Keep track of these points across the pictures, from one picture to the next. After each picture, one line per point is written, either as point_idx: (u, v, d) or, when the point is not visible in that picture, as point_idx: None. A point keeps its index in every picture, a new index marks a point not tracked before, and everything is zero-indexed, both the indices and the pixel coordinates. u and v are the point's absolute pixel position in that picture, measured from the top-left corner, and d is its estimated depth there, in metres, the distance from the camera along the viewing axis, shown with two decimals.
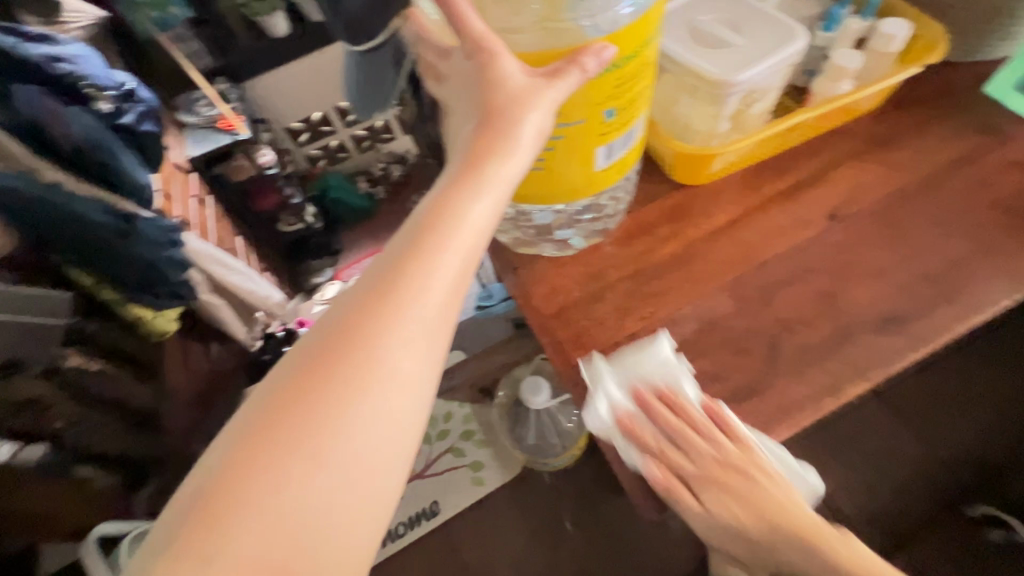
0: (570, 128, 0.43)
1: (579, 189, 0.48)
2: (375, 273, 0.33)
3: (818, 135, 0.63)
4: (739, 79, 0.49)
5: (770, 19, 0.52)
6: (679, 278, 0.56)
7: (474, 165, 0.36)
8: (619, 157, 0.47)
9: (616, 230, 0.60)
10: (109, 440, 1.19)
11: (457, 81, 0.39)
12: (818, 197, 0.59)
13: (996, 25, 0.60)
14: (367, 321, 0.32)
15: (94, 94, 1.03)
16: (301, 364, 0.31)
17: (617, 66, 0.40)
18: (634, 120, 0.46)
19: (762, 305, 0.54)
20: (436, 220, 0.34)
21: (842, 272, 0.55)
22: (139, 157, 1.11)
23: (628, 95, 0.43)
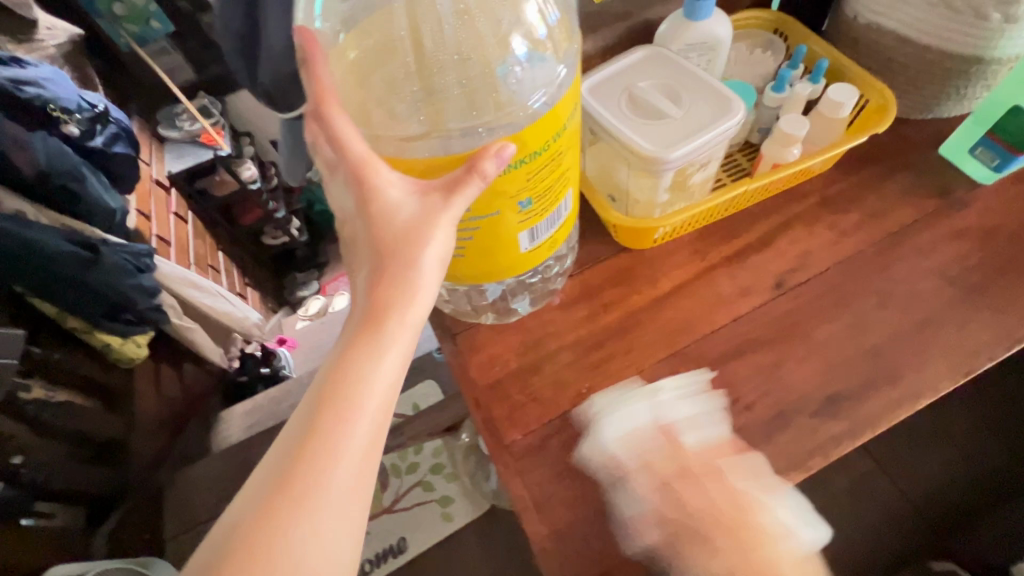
0: (486, 219, 0.40)
1: (502, 270, 0.45)
2: (289, 444, 0.34)
3: (769, 197, 0.61)
4: (671, 156, 0.47)
5: (708, 90, 0.50)
6: (619, 348, 0.55)
7: (372, 316, 0.36)
8: (546, 236, 0.45)
9: (557, 296, 0.58)
10: (66, 474, 1.27)
11: (350, 219, 0.38)
12: (765, 264, 0.57)
13: (947, 86, 0.58)
14: (287, 497, 0.33)
15: (63, 119, 1.08)
16: (225, 558, 0.32)
17: (524, 161, 0.38)
18: (557, 202, 0.44)
19: (701, 382, 0.52)
20: (340, 379, 0.35)
21: (785, 347, 0.53)
22: (103, 178, 1.17)
23: (545, 183, 0.41)
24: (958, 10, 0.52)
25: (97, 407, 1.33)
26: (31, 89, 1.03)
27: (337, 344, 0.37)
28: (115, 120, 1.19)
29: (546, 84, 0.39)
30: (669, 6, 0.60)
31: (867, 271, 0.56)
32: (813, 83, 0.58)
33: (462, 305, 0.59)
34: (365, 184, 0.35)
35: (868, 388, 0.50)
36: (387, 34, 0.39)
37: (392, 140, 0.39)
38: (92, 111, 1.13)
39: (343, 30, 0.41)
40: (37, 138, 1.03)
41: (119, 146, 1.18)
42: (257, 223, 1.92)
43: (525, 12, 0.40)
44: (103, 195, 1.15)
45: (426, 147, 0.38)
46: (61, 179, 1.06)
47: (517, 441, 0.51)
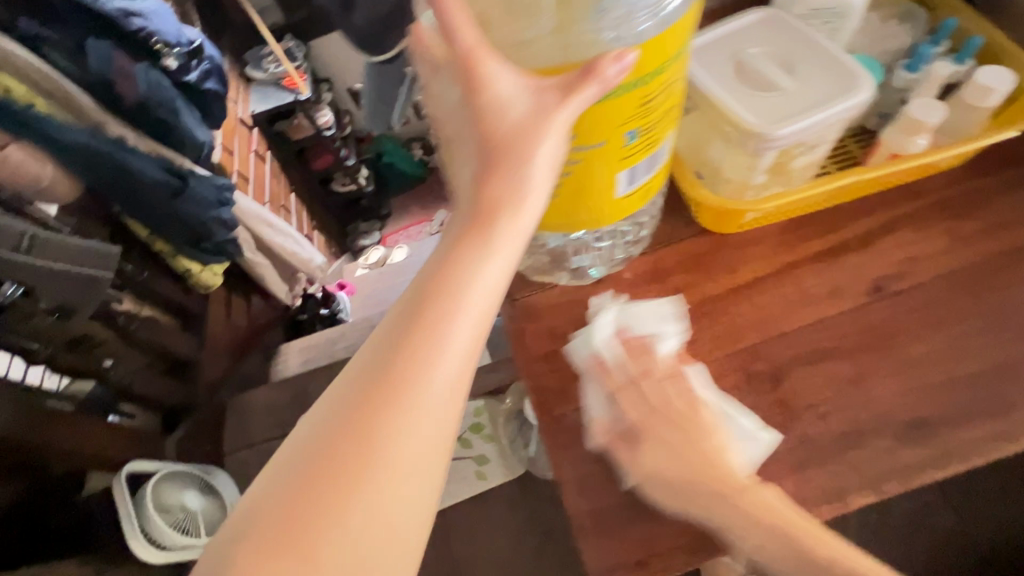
0: (588, 151, 0.38)
1: (591, 218, 0.43)
2: (381, 343, 0.33)
3: (878, 192, 0.55)
4: (778, 134, 0.42)
5: (831, 57, 0.45)
6: (687, 336, 0.52)
7: (481, 219, 0.34)
8: (641, 182, 0.43)
9: (625, 274, 0.55)
10: (145, 382, 1.39)
11: (455, 121, 0.37)
12: (862, 265, 0.52)
13: None
14: (378, 393, 0.31)
15: (164, 53, 1.12)
16: (310, 452, 0.31)
17: (641, 83, 0.35)
18: (660, 142, 0.41)
19: (772, 384, 0.49)
20: (441, 280, 0.33)
21: (872, 359, 0.48)
22: (194, 112, 1.23)
23: (653, 116, 0.38)
24: None
25: (175, 325, 1.44)
26: (137, 21, 1.07)
27: (440, 247, 0.35)
28: (210, 57, 1.22)
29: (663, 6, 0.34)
30: None
31: (981, 287, 0.50)
32: (958, 63, 0.50)
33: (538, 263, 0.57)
34: (473, 77, 0.33)
35: (964, 417, 0.45)
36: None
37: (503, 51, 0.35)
38: (189, 47, 1.16)
39: None
40: (140, 69, 1.08)
41: (210, 83, 1.23)
42: (328, 168, 2.00)
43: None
44: (194, 128, 1.21)
45: (537, 56, 0.35)
46: (158, 109, 1.13)
47: (566, 416, 0.50)
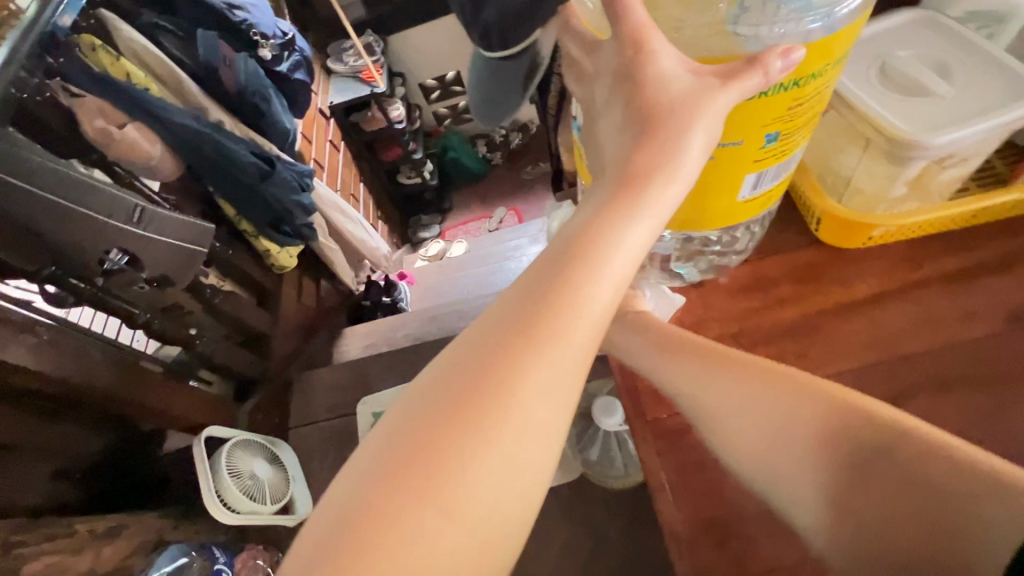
0: (724, 151, 0.36)
1: (710, 219, 0.42)
2: (523, 295, 0.30)
3: (1021, 215, 0.50)
4: (935, 142, 0.39)
5: (1000, 64, 0.41)
6: (794, 350, 0.49)
7: (629, 182, 0.32)
8: (765, 188, 0.41)
9: (729, 281, 0.53)
10: (226, 352, 1.46)
11: (607, 86, 0.36)
12: (1000, 290, 0.48)
13: None
14: (519, 345, 0.29)
15: (260, 44, 1.24)
16: (442, 399, 0.28)
17: (797, 84, 0.34)
18: (794, 150, 0.39)
19: (891, 408, 0.45)
20: (592, 237, 0.31)
21: (1012, 392, 0.44)
22: (282, 102, 1.32)
23: (795, 120, 0.36)
24: None
25: (251, 300, 1.53)
26: (240, 15, 1.21)
27: (579, 211, 0.33)
28: (298, 48, 1.34)
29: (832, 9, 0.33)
30: None
31: None
32: None
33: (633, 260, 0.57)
34: (640, 50, 0.33)
35: None
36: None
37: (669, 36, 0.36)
38: (283, 39, 1.28)
39: None
40: (240, 59, 1.18)
41: (298, 73, 1.34)
42: (396, 162, 2.05)
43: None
44: (282, 117, 1.30)
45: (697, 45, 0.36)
46: (253, 96, 1.21)
47: (662, 420, 0.49)
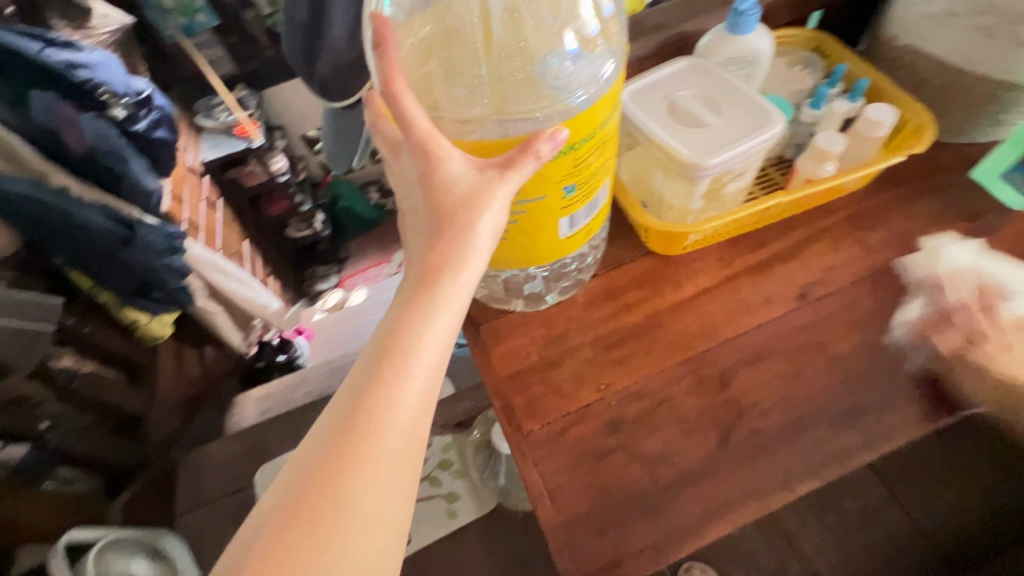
0: (531, 204, 0.42)
1: (543, 254, 0.47)
2: (344, 405, 0.34)
3: (798, 212, 0.61)
4: (710, 163, 0.48)
5: (749, 103, 0.52)
6: (639, 347, 0.56)
7: (429, 280, 0.36)
8: (582, 224, 0.47)
9: (580, 294, 0.60)
10: (87, 442, 1.30)
11: (409, 185, 0.38)
12: (789, 275, 0.58)
13: (987, 111, 0.59)
14: (343, 453, 0.33)
15: (110, 103, 1.12)
16: (279, 517, 0.32)
17: (573, 148, 0.39)
18: (594, 192, 0.46)
19: (720, 386, 0.53)
20: (396, 342, 0.35)
21: (806, 358, 0.53)
22: (145, 161, 1.21)
23: (586, 172, 0.42)
24: (996, 36, 0.53)
25: (119, 379, 1.36)
26: (83, 73, 1.07)
27: (393, 308, 0.37)
28: (158, 106, 1.21)
29: (597, 78, 0.39)
30: (706, 17, 0.62)
31: (891, 288, 0.56)
32: (853, 101, 0.58)
33: (497, 293, 0.61)
34: (425, 155, 0.36)
35: (889, 403, 0.50)
36: (453, 19, 0.39)
37: (454, 123, 0.39)
38: (137, 96, 1.15)
39: (407, 18, 0.40)
40: (87, 120, 1.08)
41: (160, 132, 1.22)
42: (283, 215, 2.00)
43: (583, 11, 0.39)
44: (144, 176, 1.20)
45: (475, 132, 0.39)
46: (106, 158, 1.12)
47: (535, 431, 0.53)
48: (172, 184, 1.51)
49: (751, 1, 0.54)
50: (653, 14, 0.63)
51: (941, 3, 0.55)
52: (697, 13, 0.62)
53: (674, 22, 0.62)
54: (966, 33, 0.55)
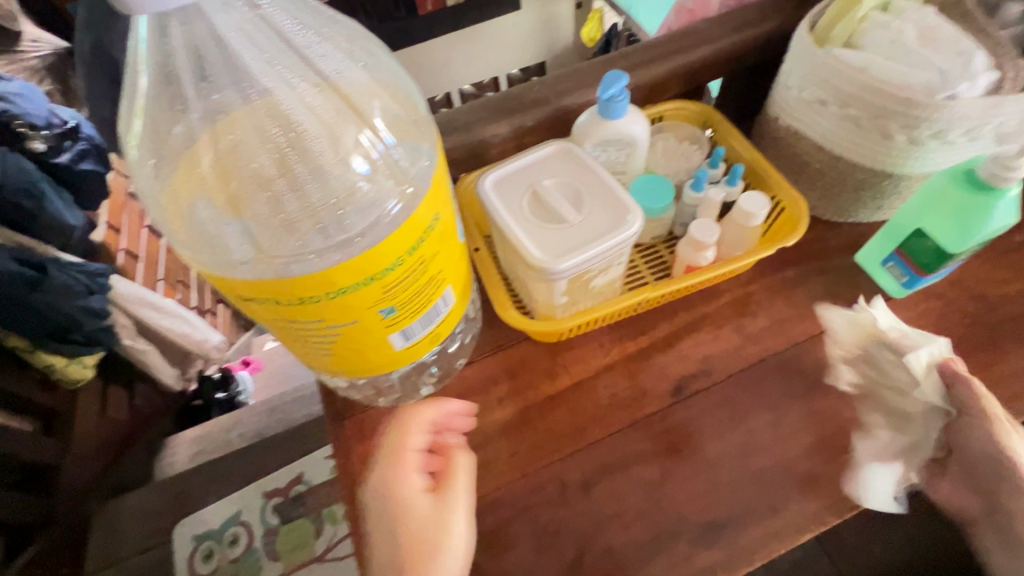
0: (343, 328, 0.37)
1: (381, 364, 0.43)
2: None
3: (684, 296, 0.59)
4: (560, 268, 0.46)
5: (610, 197, 0.49)
6: (506, 448, 0.53)
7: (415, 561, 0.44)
8: (422, 333, 0.43)
9: (452, 384, 0.56)
10: None
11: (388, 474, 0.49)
12: (668, 365, 0.56)
13: (867, 194, 0.58)
14: None
15: (29, 136, 1.10)
16: None
17: (377, 279, 0.34)
18: (433, 300, 0.41)
19: (582, 494, 0.50)
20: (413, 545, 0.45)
21: (676, 461, 0.51)
22: (65, 195, 1.17)
23: (407, 293, 0.38)
24: (865, 127, 0.52)
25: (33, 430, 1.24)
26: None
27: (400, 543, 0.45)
28: (86, 137, 1.22)
29: (401, 189, 0.35)
30: (586, 91, 0.60)
31: (768, 383, 0.54)
32: (729, 187, 0.57)
33: (364, 391, 0.57)
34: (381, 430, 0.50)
35: (751, 517, 0.48)
36: (215, 147, 0.33)
37: (230, 262, 0.33)
38: (61, 128, 1.16)
39: (156, 155, 0.33)
40: None
41: (86, 162, 1.21)
42: None
43: (365, 127, 0.35)
44: (63, 212, 1.15)
45: (254, 268, 0.33)
46: (14, 195, 1.05)
47: None
48: (110, 212, 1.50)
49: (619, 86, 0.52)
50: (533, 87, 0.60)
51: (813, 89, 0.54)
52: (577, 86, 0.60)
53: (553, 96, 0.59)
54: (839, 122, 0.53)
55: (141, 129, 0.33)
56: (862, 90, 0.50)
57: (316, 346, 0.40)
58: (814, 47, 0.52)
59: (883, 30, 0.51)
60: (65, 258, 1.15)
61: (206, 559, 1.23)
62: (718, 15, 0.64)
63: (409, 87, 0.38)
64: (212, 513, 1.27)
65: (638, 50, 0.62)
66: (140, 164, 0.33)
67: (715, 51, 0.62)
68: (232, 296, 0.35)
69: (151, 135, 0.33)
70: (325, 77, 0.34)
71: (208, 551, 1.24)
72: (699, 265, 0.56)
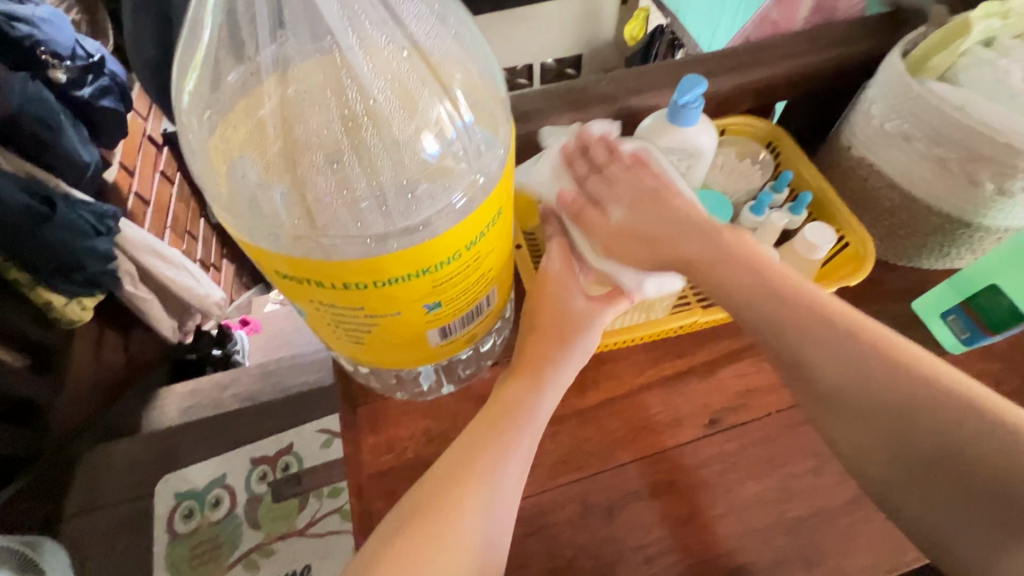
0: (382, 319, 0.34)
1: (413, 358, 0.40)
2: (458, 477, 0.39)
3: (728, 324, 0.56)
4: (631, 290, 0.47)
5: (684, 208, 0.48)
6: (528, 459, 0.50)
7: (465, 477, 0.39)
8: (461, 332, 0.40)
9: (477, 386, 0.53)
10: None
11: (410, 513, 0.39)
12: (704, 393, 0.53)
13: (936, 240, 0.54)
14: (467, 480, 0.38)
15: (52, 64, 1.06)
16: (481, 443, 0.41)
17: (430, 271, 0.31)
18: (479, 298, 0.38)
19: (604, 520, 0.47)
20: (456, 489, 0.38)
21: (706, 497, 0.48)
22: (82, 131, 1.13)
23: (456, 290, 0.35)
24: (952, 169, 0.48)
25: (25, 366, 1.20)
26: (23, 28, 1.02)
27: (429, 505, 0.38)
28: (109, 73, 1.18)
29: (472, 177, 0.31)
30: (655, 93, 0.56)
31: (811, 426, 0.51)
32: (792, 214, 0.54)
33: (385, 380, 0.54)
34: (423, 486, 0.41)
35: (780, 567, 0.45)
36: (272, 104, 0.30)
37: (270, 232, 0.30)
38: (85, 60, 1.12)
39: (212, 108, 0.31)
40: (17, 79, 0.99)
41: (106, 99, 1.17)
42: None
43: (444, 100, 0.31)
44: (78, 147, 1.11)
45: (298, 242, 0.29)
46: (30, 124, 1.01)
47: None
48: (125, 153, 1.46)
49: (695, 93, 0.49)
50: (599, 81, 0.56)
51: (899, 121, 0.50)
52: (646, 87, 0.56)
53: (619, 94, 0.56)
54: (922, 159, 0.50)
55: (199, 77, 0.31)
56: (953, 128, 0.46)
57: (349, 334, 0.37)
58: (907, 77, 0.49)
59: (988, 68, 0.48)
60: (76, 195, 1.12)
61: (186, 519, 1.21)
62: (801, 30, 0.60)
63: (493, 65, 0.35)
64: (196, 473, 1.25)
65: (714, 57, 0.58)
66: (195, 112, 0.31)
67: (794, 68, 0.58)
68: (269, 270, 0.32)
69: (210, 86, 0.31)
70: (414, 42, 0.31)
71: (188, 510, 1.22)
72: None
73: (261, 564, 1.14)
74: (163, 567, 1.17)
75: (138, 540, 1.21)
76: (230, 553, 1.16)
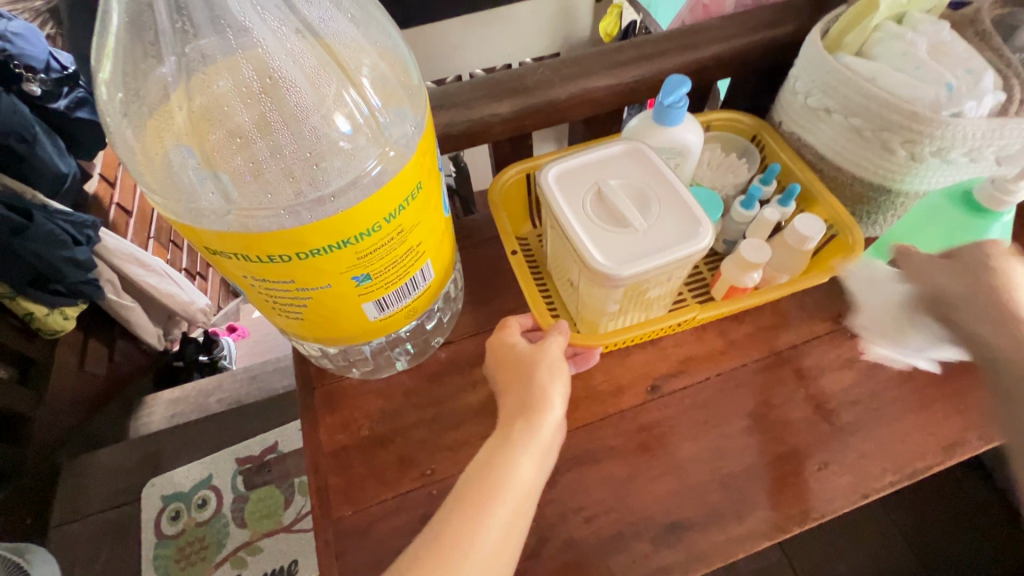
0: (315, 292, 0.36)
1: (354, 334, 0.43)
2: (483, 474, 0.38)
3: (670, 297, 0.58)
4: (622, 275, 0.43)
5: (681, 208, 0.46)
6: (477, 430, 0.52)
7: (486, 474, 0.38)
8: (397, 307, 0.42)
9: (428, 363, 0.55)
10: None
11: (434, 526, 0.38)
12: (645, 362, 0.55)
13: (862, 207, 0.57)
14: (491, 477, 0.38)
15: (26, 78, 1.08)
16: (502, 439, 0.40)
17: (350, 243, 0.33)
18: (411, 272, 0.40)
19: (548, 485, 0.49)
20: (481, 487, 0.38)
21: (646, 459, 0.50)
22: (58, 142, 1.14)
23: (384, 263, 0.37)
24: (868, 138, 0.51)
25: (9, 376, 1.21)
26: None
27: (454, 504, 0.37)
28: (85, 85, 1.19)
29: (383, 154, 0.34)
30: (590, 80, 0.59)
31: (744, 390, 0.53)
32: (783, 207, 0.54)
33: (336, 361, 0.56)
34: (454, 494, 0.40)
35: (713, 521, 0.48)
36: (190, 91, 0.33)
37: (198, 211, 0.32)
38: (60, 73, 1.13)
39: (132, 97, 0.33)
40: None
41: (83, 112, 1.18)
42: None
43: (351, 87, 0.34)
44: (56, 159, 1.12)
45: (224, 219, 0.32)
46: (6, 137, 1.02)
47: (345, 518, 0.49)
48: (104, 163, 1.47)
49: (679, 93, 0.51)
50: (537, 69, 0.59)
51: (819, 95, 0.53)
52: (582, 74, 0.59)
53: (557, 81, 0.58)
54: (843, 131, 0.52)
55: (114, 66, 0.33)
56: (864, 99, 0.49)
57: (287, 310, 0.39)
58: (824, 52, 0.51)
59: (896, 41, 0.50)
60: (54, 205, 1.12)
61: (172, 521, 1.22)
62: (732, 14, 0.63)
63: (402, 51, 0.38)
64: (182, 476, 1.27)
65: (647, 42, 0.61)
66: (115, 102, 0.33)
67: (725, 51, 0.61)
68: (200, 247, 0.34)
69: (127, 75, 0.33)
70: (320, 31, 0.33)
71: (175, 513, 1.23)
72: (743, 287, 0.54)
73: (248, 562, 1.16)
74: (150, 569, 1.18)
75: (127, 544, 1.22)
76: (217, 552, 1.18)
